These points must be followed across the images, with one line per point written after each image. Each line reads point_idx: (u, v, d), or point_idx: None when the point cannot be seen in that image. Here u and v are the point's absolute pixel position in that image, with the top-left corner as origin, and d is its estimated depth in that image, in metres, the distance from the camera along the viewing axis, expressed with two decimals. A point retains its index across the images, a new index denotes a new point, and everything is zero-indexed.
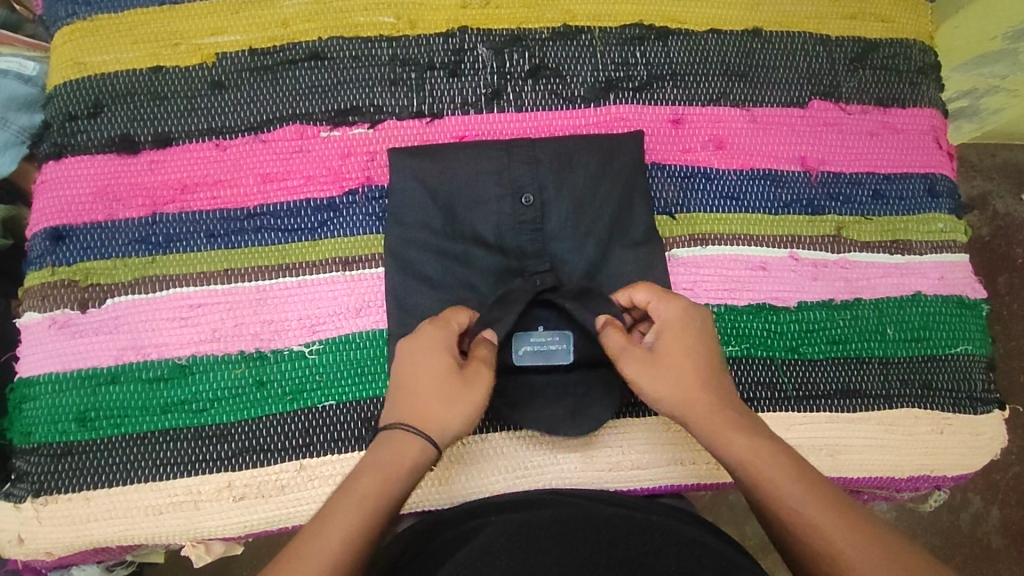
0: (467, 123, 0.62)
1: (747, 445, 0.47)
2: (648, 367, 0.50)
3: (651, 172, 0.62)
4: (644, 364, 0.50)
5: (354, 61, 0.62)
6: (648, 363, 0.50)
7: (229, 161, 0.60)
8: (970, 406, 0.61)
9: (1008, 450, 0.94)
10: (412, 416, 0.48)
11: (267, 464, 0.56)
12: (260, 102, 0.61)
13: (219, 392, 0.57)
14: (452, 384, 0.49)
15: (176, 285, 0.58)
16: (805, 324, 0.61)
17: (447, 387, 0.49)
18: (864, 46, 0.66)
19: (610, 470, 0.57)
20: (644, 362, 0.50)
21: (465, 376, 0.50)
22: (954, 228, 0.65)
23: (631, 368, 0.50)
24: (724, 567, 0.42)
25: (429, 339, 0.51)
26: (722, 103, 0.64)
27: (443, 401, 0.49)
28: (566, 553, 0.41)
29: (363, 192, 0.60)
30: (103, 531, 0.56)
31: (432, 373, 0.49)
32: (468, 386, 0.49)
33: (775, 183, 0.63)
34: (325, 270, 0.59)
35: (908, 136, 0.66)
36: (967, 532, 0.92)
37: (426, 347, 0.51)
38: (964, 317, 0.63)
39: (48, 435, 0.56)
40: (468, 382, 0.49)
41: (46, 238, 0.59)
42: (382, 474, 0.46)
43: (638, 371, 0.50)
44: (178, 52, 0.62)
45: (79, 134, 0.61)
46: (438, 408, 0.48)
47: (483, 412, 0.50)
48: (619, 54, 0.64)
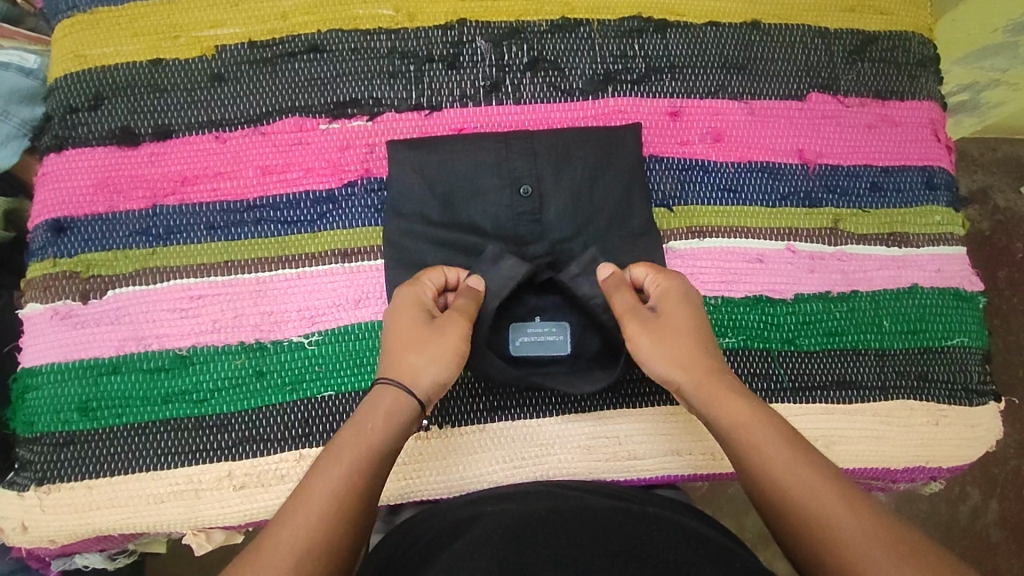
0: (466, 115, 0.62)
1: (748, 416, 0.48)
2: (660, 341, 0.50)
3: (649, 164, 0.62)
4: (650, 333, 0.51)
5: (353, 53, 0.62)
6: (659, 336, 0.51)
7: (229, 153, 0.61)
8: (965, 398, 0.62)
9: (1006, 443, 0.95)
10: (390, 370, 0.50)
11: (267, 454, 0.57)
12: (259, 94, 0.61)
13: (220, 382, 0.57)
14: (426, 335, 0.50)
15: (177, 276, 0.59)
16: (802, 316, 0.61)
17: (422, 339, 0.50)
18: (863, 39, 0.66)
19: (607, 460, 0.58)
20: (649, 325, 0.51)
21: (436, 326, 0.51)
22: (951, 221, 0.65)
23: (635, 329, 0.51)
24: (719, 556, 0.42)
25: (404, 299, 0.52)
26: (721, 96, 0.64)
27: (417, 353, 0.50)
28: (563, 543, 0.41)
29: (362, 184, 0.61)
30: (105, 520, 0.56)
31: (405, 331, 0.51)
32: (440, 334, 0.50)
33: (773, 175, 0.63)
34: (325, 262, 0.59)
35: (906, 128, 0.66)
36: (965, 524, 0.93)
37: (399, 309, 0.52)
38: (961, 309, 0.63)
39: (50, 425, 0.57)
40: (441, 331, 0.50)
41: (47, 230, 0.59)
42: (360, 446, 0.46)
43: (641, 333, 0.51)
44: (178, 45, 0.62)
45: (80, 126, 0.61)
46: (414, 359, 0.49)
47: (462, 357, 0.51)
48: (618, 47, 0.64)
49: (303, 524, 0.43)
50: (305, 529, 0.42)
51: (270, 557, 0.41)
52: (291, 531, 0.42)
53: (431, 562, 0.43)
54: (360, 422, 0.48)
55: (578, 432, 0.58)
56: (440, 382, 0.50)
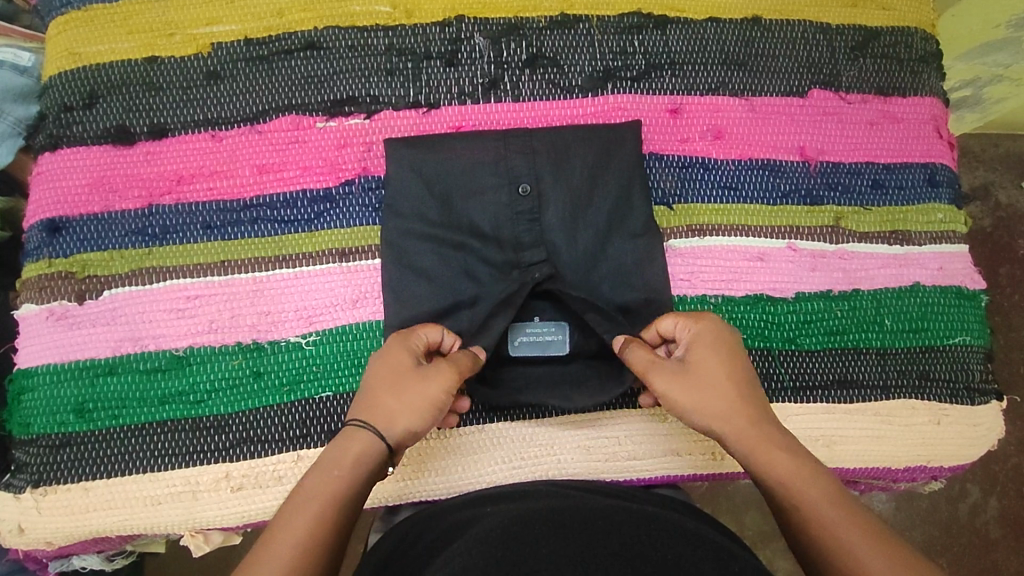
0: (464, 113, 0.61)
1: (792, 468, 0.47)
2: (683, 381, 0.50)
3: (648, 162, 0.62)
4: (677, 377, 0.50)
5: (350, 51, 0.61)
6: (682, 378, 0.50)
7: (225, 152, 0.60)
8: (967, 397, 0.61)
9: (1007, 441, 0.94)
10: (365, 412, 0.49)
11: (265, 455, 0.56)
12: (256, 92, 0.61)
13: (216, 383, 0.57)
14: (409, 381, 0.49)
15: (173, 276, 0.58)
16: (802, 315, 0.61)
17: (403, 383, 0.49)
18: (865, 35, 0.65)
19: (607, 460, 0.58)
20: (677, 378, 0.50)
21: (421, 371, 0.49)
22: (953, 218, 0.64)
23: (661, 383, 0.50)
24: (719, 557, 0.42)
25: (393, 343, 0.52)
26: (721, 93, 0.63)
27: (396, 397, 0.48)
28: (561, 543, 0.41)
29: (359, 183, 0.60)
30: (102, 521, 0.56)
31: (391, 370, 0.50)
32: (424, 381, 0.49)
33: (773, 173, 0.63)
34: (322, 262, 0.59)
35: (908, 125, 0.65)
36: (966, 523, 0.92)
37: (390, 348, 0.51)
38: (963, 308, 0.63)
39: (46, 426, 0.57)
40: (425, 379, 0.49)
41: (43, 230, 0.59)
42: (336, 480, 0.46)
43: (669, 387, 0.50)
44: (173, 43, 0.61)
45: (74, 125, 0.60)
46: (391, 402, 0.48)
47: (441, 408, 0.49)
48: (618, 43, 0.63)
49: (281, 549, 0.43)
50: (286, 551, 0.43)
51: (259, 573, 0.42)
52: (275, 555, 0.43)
53: (429, 565, 0.42)
54: (332, 455, 0.47)
55: (577, 432, 0.58)
56: (413, 432, 0.48)
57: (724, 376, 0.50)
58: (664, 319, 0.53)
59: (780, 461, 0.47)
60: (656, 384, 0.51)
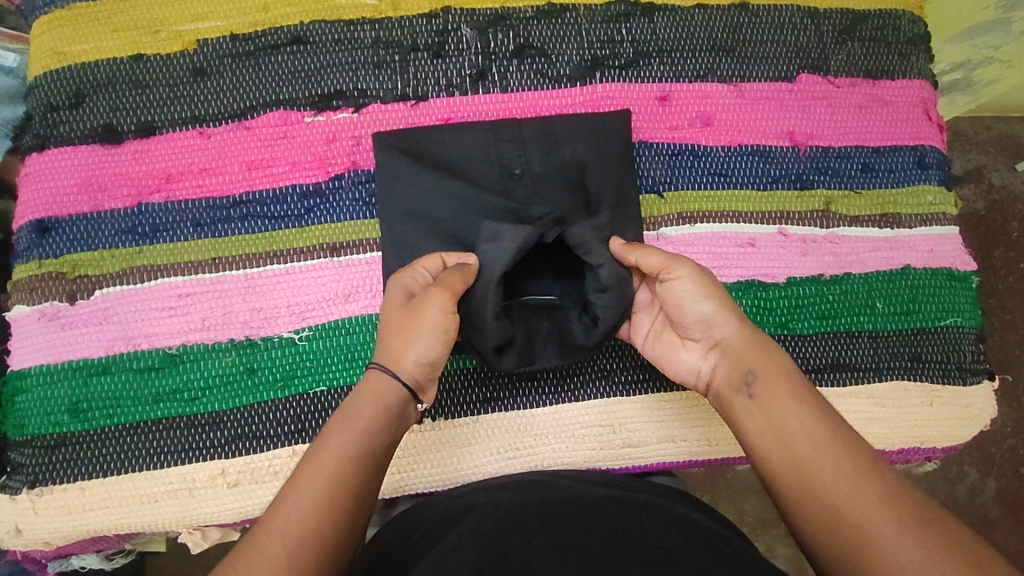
0: (452, 105, 0.61)
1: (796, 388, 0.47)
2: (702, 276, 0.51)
3: (638, 151, 0.62)
4: (698, 275, 0.50)
5: (336, 44, 0.61)
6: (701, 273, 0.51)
7: (213, 149, 0.60)
8: (960, 377, 0.62)
9: (1002, 422, 0.95)
10: (378, 355, 0.50)
11: (260, 451, 0.56)
12: (243, 88, 0.61)
13: (210, 380, 0.57)
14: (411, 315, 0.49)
15: (164, 275, 0.58)
16: (794, 300, 0.61)
17: (404, 322, 0.50)
18: (852, 18, 0.65)
19: (602, 449, 0.58)
20: (703, 276, 0.51)
21: (418, 301, 0.50)
22: (943, 201, 0.64)
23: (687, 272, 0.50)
24: (711, 543, 0.42)
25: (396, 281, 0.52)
26: (710, 79, 0.63)
27: (400, 337, 0.49)
28: (554, 533, 0.41)
29: (349, 176, 0.60)
30: (99, 520, 0.56)
31: (394, 314, 0.50)
32: (418, 314, 0.49)
33: (762, 159, 0.63)
34: (314, 257, 0.59)
35: (898, 108, 0.65)
36: (964, 503, 0.93)
37: (391, 290, 0.52)
38: (953, 290, 0.63)
39: (41, 427, 0.57)
40: (419, 309, 0.49)
41: (32, 230, 0.59)
42: (382, 383, 0.48)
43: (692, 277, 0.50)
44: (158, 40, 0.61)
45: (60, 125, 0.60)
46: (395, 340, 0.49)
47: (450, 326, 0.49)
48: (605, 31, 0.63)
49: (348, 430, 0.46)
50: (355, 432, 0.46)
51: (327, 450, 0.45)
52: (342, 436, 0.46)
53: (423, 559, 0.42)
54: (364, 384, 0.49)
55: (573, 421, 0.58)
56: (425, 361, 0.49)
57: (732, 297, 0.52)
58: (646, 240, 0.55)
59: (787, 380, 0.47)
60: (684, 273, 0.50)
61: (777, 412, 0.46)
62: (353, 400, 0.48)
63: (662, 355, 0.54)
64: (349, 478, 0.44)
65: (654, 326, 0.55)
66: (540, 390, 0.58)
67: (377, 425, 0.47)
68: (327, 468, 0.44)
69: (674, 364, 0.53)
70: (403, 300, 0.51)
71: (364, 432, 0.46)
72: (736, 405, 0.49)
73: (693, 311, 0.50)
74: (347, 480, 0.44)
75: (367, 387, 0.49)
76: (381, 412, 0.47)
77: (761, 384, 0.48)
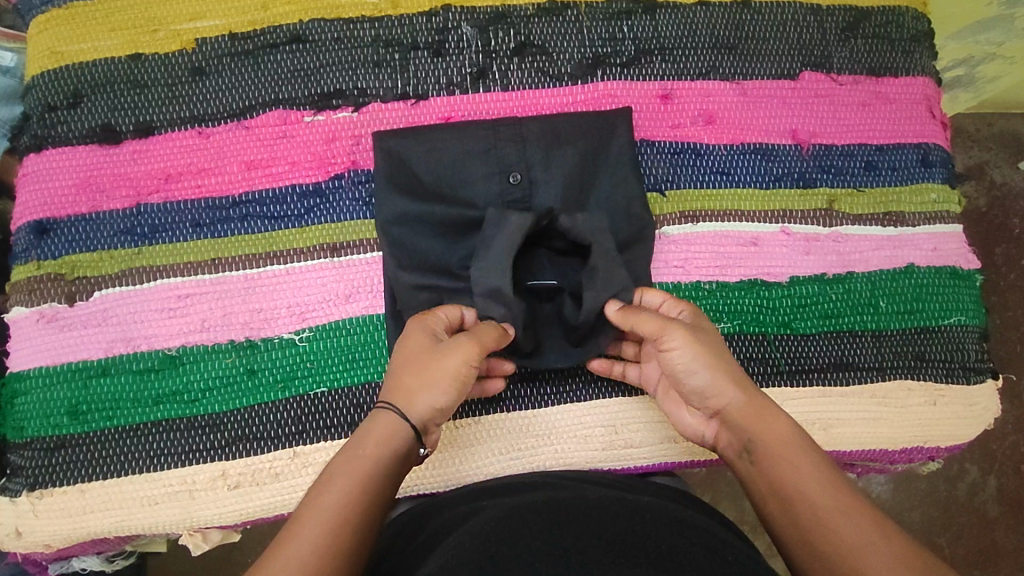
0: (453, 104, 0.61)
1: (795, 452, 0.47)
2: (697, 339, 0.50)
3: (640, 149, 0.61)
4: (692, 338, 0.50)
5: (335, 43, 0.61)
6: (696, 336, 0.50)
7: (212, 149, 0.60)
8: (963, 376, 0.61)
9: (1004, 420, 0.94)
10: (389, 393, 0.49)
11: (260, 453, 0.56)
12: (242, 87, 0.60)
13: (210, 382, 0.57)
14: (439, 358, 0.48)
15: (164, 276, 0.58)
16: (797, 299, 0.60)
17: (421, 362, 0.49)
18: (855, 15, 0.65)
19: (604, 449, 0.58)
20: (698, 340, 0.50)
21: (443, 348, 0.49)
22: (947, 198, 0.64)
23: (681, 341, 0.49)
24: (713, 546, 0.42)
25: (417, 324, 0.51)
26: (711, 77, 0.63)
27: (417, 378, 0.48)
28: (556, 535, 0.41)
29: (350, 176, 0.60)
30: (100, 522, 0.56)
31: (411, 351, 0.49)
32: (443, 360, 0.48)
33: (765, 157, 0.63)
34: (314, 257, 0.59)
35: (901, 106, 0.65)
36: (964, 501, 0.93)
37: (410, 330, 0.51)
38: (957, 288, 0.62)
39: (40, 429, 0.56)
40: (441, 354, 0.48)
41: (30, 232, 0.58)
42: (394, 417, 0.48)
43: (687, 344, 0.49)
44: (156, 39, 0.61)
45: (58, 125, 0.60)
46: (410, 380, 0.49)
47: (467, 379, 0.49)
48: (607, 29, 0.62)
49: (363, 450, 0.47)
50: (371, 451, 0.47)
51: (342, 467, 0.46)
52: (358, 454, 0.46)
53: (424, 564, 0.42)
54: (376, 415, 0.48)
55: (574, 421, 0.58)
56: (438, 408, 0.49)
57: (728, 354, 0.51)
58: (648, 292, 0.54)
59: (786, 446, 0.47)
60: (678, 340, 0.49)
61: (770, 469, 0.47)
62: (358, 437, 0.48)
63: (666, 412, 0.55)
64: (351, 516, 0.44)
65: (661, 379, 0.55)
66: (542, 390, 0.58)
67: (393, 446, 0.47)
68: (332, 507, 0.44)
69: (678, 424, 0.54)
70: (425, 341, 0.50)
71: (381, 450, 0.47)
72: (743, 470, 0.49)
73: (691, 381, 0.50)
74: (350, 517, 0.44)
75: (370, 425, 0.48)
76: (399, 437, 0.48)
77: (764, 452, 0.48)
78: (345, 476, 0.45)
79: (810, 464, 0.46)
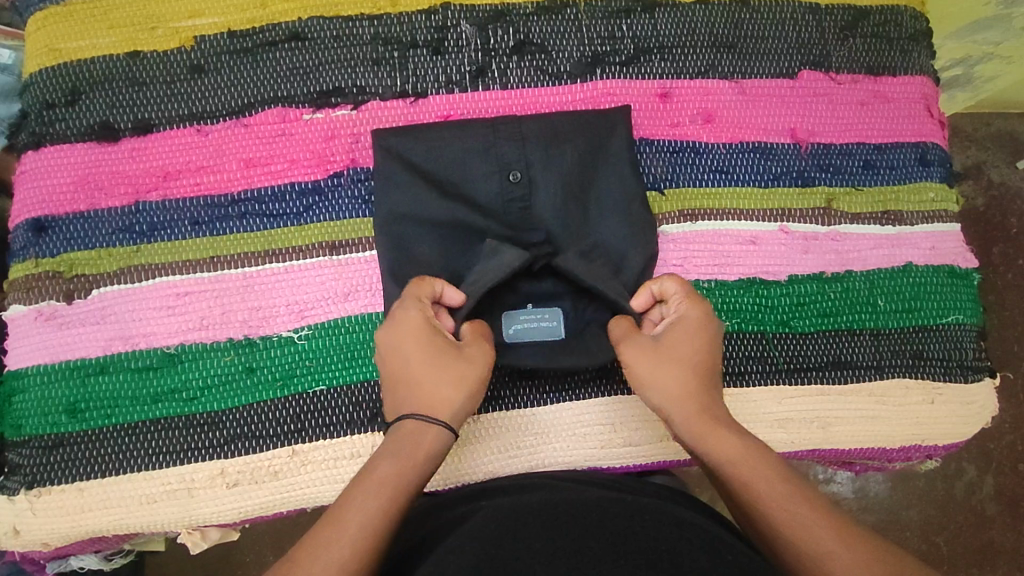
0: (452, 102, 0.61)
1: (743, 459, 0.47)
2: (649, 354, 0.50)
3: (639, 148, 0.61)
4: (643, 352, 0.50)
5: (335, 41, 0.61)
6: (649, 350, 0.51)
7: (210, 147, 0.59)
8: (961, 375, 0.61)
9: (1001, 419, 0.95)
10: (419, 403, 0.48)
11: (258, 451, 0.56)
12: (241, 85, 0.60)
13: (209, 379, 0.57)
14: (451, 356, 0.50)
15: (163, 274, 0.58)
16: (796, 298, 0.60)
17: (448, 370, 0.49)
18: (854, 14, 0.65)
19: (603, 447, 0.58)
20: (649, 353, 0.50)
21: (463, 353, 0.50)
22: (946, 197, 0.64)
23: (632, 356, 0.51)
24: (713, 546, 0.42)
25: (413, 323, 0.50)
26: (711, 76, 0.63)
27: (449, 386, 0.49)
28: (556, 537, 0.41)
29: (349, 174, 0.60)
30: (98, 521, 0.56)
31: (420, 362, 0.49)
32: (467, 361, 0.50)
33: (764, 155, 0.63)
34: (313, 255, 0.58)
35: (899, 105, 0.65)
36: (962, 500, 0.93)
37: (394, 336, 0.50)
38: (956, 286, 0.62)
39: (38, 427, 0.56)
40: (471, 361, 0.50)
41: (28, 230, 0.58)
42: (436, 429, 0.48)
43: (637, 358, 0.51)
44: (155, 37, 0.60)
45: (57, 123, 0.59)
46: (444, 389, 0.49)
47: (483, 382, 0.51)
48: (606, 28, 0.62)
49: (408, 456, 0.47)
50: (414, 458, 0.47)
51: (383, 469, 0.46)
52: (401, 458, 0.46)
53: (424, 565, 0.42)
54: (416, 427, 0.48)
55: (574, 420, 0.58)
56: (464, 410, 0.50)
57: (689, 364, 0.50)
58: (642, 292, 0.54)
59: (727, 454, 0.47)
60: (628, 356, 0.51)
61: (728, 464, 0.47)
62: (404, 444, 0.47)
63: None
64: (376, 532, 0.43)
65: None
66: (542, 388, 0.58)
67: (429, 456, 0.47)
68: (355, 526, 0.43)
69: None
70: (435, 344, 0.50)
71: (423, 457, 0.47)
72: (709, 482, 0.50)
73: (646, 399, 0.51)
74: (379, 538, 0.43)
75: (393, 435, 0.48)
76: (438, 448, 0.48)
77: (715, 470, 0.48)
78: (386, 476, 0.45)
79: (758, 474, 0.46)
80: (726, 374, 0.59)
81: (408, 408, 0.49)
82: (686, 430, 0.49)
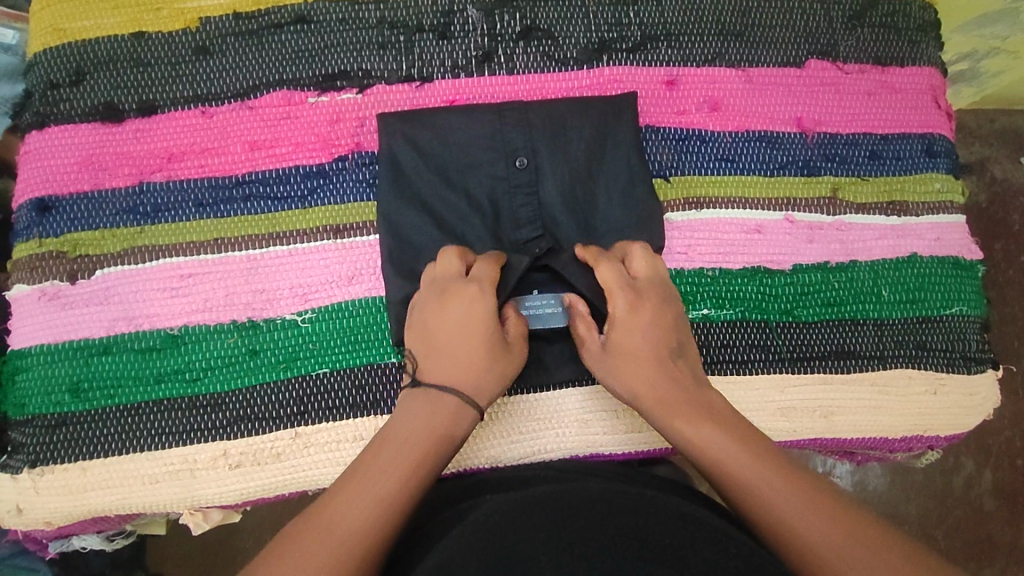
0: (458, 87, 0.61)
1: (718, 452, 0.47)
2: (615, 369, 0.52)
3: (645, 135, 0.61)
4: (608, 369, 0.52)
5: (342, 24, 0.60)
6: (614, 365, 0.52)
7: (215, 128, 0.59)
8: (964, 366, 0.61)
9: (1001, 414, 0.95)
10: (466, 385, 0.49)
11: (261, 433, 0.56)
12: (246, 67, 0.60)
13: (214, 361, 0.57)
14: (506, 355, 0.52)
15: (165, 255, 0.58)
16: (800, 286, 0.60)
17: (500, 363, 0.51)
18: (863, 3, 0.65)
19: (606, 433, 0.58)
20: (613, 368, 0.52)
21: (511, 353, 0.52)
22: (951, 188, 0.64)
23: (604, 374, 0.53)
24: (718, 537, 0.42)
25: (485, 306, 0.51)
26: (717, 64, 0.63)
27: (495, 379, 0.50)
28: (560, 525, 0.41)
29: (353, 158, 0.59)
30: (101, 501, 0.56)
31: (481, 345, 0.50)
32: (513, 366, 0.52)
33: (770, 145, 0.62)
34: (317, 238, 0.58)
35: (906, 96, 0.64)
36: (960, 494, 0.93)
37: (463, 308, 0.51)
38: (960, 278, 0.62)
39: (41, 407, 0.56)
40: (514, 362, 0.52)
41: (32, 209, 0.58)
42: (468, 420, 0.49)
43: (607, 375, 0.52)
44: (160, 18, 0.60)
45: (61, 102, 0.59)
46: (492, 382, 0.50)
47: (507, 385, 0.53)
48: (613, 14, 0.62)
49: (435, 441, 0.47)
50: (443, 445, 0.47)
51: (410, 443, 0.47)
52: (429, 439, 0.47)
53: (429, 553, 0.42)
54: (459, 409, 0.49)
55: (576, 406, 0.58)
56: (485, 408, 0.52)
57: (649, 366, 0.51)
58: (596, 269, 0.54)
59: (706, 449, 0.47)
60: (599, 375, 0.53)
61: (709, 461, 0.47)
62: (439, 428, 0.48)
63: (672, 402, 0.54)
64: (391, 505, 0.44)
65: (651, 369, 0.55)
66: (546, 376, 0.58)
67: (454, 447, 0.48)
68: (368, 503, 0.44)
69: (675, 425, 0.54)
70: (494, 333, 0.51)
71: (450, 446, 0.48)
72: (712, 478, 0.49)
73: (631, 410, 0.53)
74: (394, 517, 0.44)
75: (433, 409, 0.48)
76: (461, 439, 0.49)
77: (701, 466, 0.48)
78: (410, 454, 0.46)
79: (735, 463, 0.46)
80: (729, 362, 0.59)
81: (457, 381, 0.49)
82: (665, 426, 0.49)
